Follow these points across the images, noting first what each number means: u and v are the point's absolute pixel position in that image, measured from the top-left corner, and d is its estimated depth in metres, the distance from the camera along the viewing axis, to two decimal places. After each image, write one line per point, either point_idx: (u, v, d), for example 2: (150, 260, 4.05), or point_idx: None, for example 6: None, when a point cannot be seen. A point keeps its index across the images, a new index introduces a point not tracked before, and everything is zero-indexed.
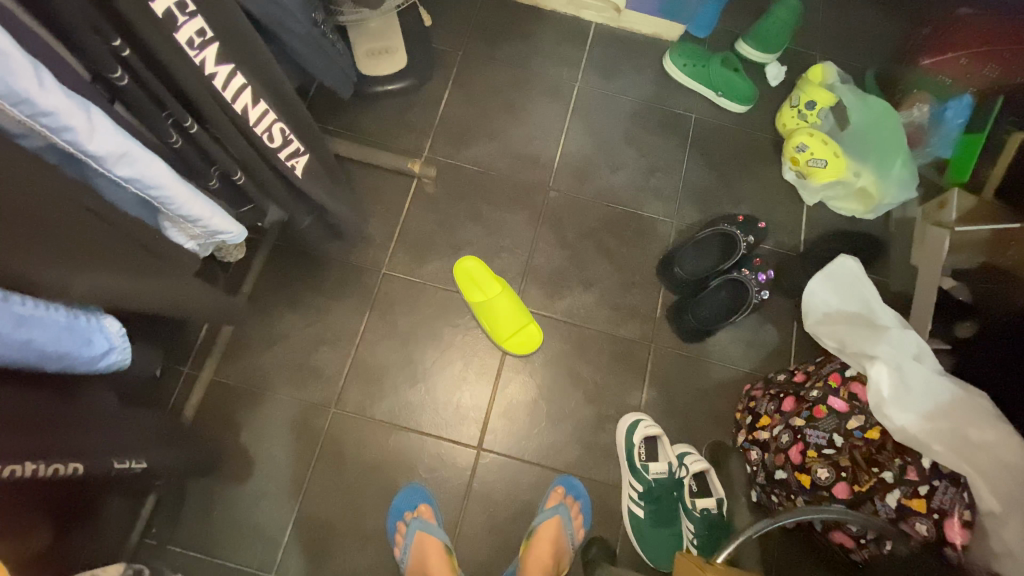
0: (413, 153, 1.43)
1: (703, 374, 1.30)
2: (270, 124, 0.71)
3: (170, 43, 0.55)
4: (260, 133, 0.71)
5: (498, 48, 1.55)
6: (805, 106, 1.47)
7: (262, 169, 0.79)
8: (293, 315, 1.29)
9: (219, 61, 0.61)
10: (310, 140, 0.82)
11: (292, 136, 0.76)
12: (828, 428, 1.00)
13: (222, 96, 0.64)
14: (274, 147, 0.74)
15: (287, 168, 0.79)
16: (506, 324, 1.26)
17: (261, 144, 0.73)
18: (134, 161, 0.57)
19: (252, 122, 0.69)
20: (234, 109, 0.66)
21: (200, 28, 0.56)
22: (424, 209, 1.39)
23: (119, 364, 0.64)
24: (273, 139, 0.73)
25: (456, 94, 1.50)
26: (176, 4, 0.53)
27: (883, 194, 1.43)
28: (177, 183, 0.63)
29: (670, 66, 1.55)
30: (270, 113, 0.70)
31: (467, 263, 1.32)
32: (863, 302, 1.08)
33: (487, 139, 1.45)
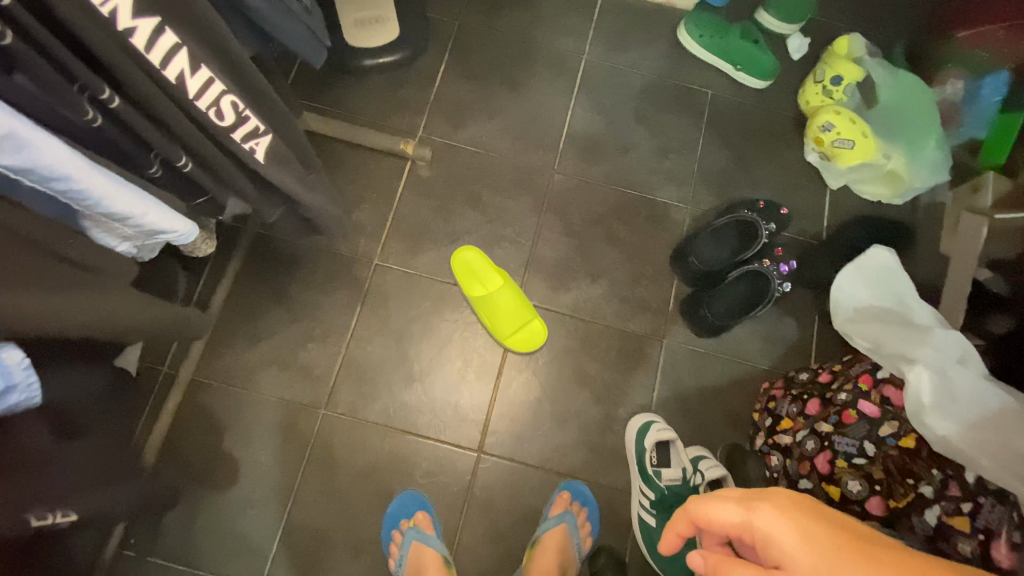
0: (406, 133, 1.32)
1: (719, 372, 1.22)
2: (217, 97, 0.57)
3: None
4: (203, 108, 0.57)
5: (498, 18, 1.43)
6: (831, 82, 1.35)
7: (216, 155, 0.65)
8: (280, 309, 1.20)
9: (136, 11, 0.47)
10: (275, 118, 0.67)
11: (248, 113, 0.62)
12: (857, 435, 0.94)
13: (145, 58, 0.50)
14: (226, 126, 0.61)
15: (245, 152, 0.65)
16: (507, 319, 1.17)
17: (207, 122, 0.59)
18: (23, 145, 0.45)
19: (191, 94, 0.55)
20: (163, 75, 0.53)
21: None
22: (418, 195, 1.28)
23: (27, 403, 0.52)
24: (223, 117, 0.60)
25: (453, 68, 1.38)
26: None
27: (915, 177, 1.32)
28: (92, 175, 0.53)
29: (686, 38, 1.42)
30: (216, 82, 0.56)
31: (464, 252, 1.23)
32: (898, 298, 1.00)
33: (487, 118, 1.34)
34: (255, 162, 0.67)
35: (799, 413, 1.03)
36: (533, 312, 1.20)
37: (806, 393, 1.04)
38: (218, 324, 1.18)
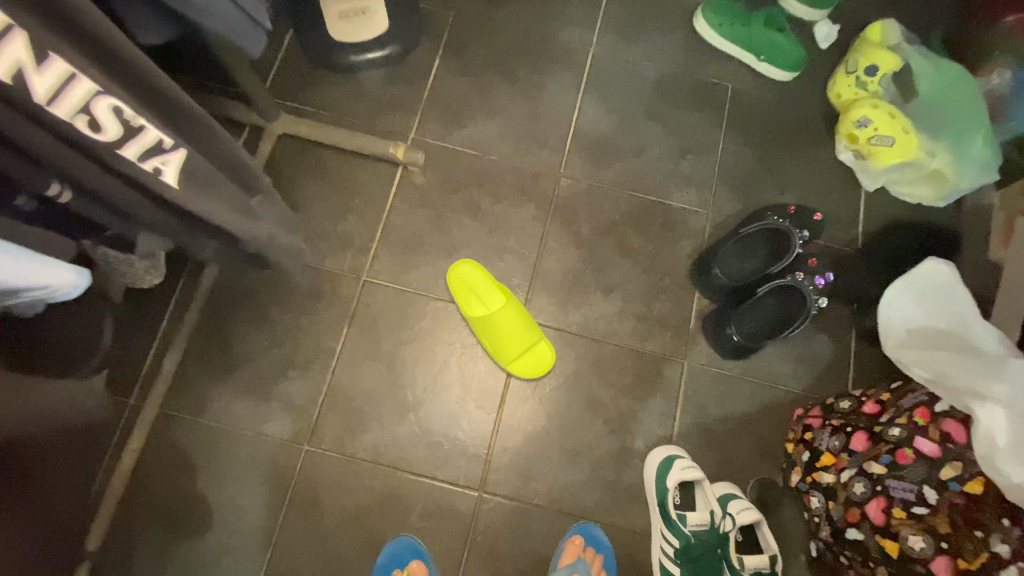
0: (397, 135, 1.20)
1: (747, 397, 1.09)
2: (87, 104, 0.44)
3: None
4: (67, 117, 0.43)
5: (497, 8, 1.30)
6: (864, 73, 1.22)
7: (106, 184, 0.53)
8: (258, 333, 1.09)
9: None
10: (188, 125, 0.54)
11: (140, 120, 0.48)
12: (916, 479, 0.80)
13: None
14: (109, 140, 0.47)
15: (144, 172, 0.51)
16: (509, 343, 1.05)
17: (83, 138, 0.46)
18: None
19: (41, 99, 0.41)
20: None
21: None
22: (411, 204, 1.16)
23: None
24: (103, 128, 0.46)
25: (448, 64, 1.25)
26: None
27: (961, 178, 1.18)
28: None
29: (703, 27, 1.30)
30: (84, 81, 0.43)
31: (461, 266, 1.11)
32: (957, 317, 0.85)
33: (486, 118, 1.22)
34: (164, 187, 0.54)
35: (843, 449, 0.92)
36: (539, 332, 1.07)
37: (849, 425, 0.93)
38: (190, 351, 1.07)
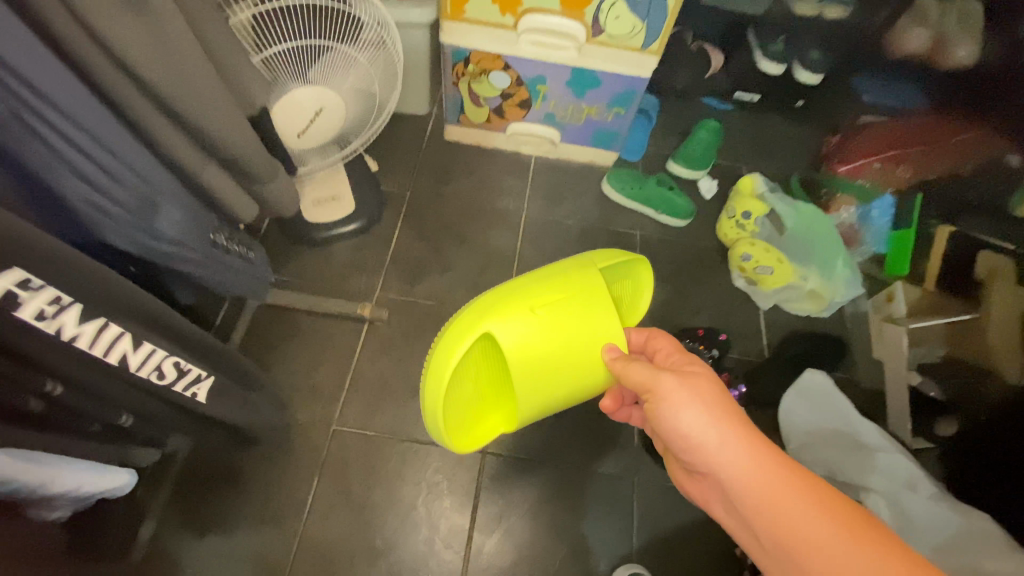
0: (363, 295, 1.39)
1: (691, 506, 1.24)
2: (157, 363, 0.65)
3: (83, 354, 0.56)
4: (144, 374, 0.64)
5: (445, 185, 1.60)
6: (741, 217, 1.50)
7: (161, 406, 0.72)
8: (232, 494, 1.14)
9: (91, 324, 0.55)
10: (216, 360, 0.75)
11: (189, 366, 0.69)
12: None
13: (104, 360, 0.58)
14: (166, 382, 0.67)
15: (186, 397, 0.72)
16: (574, 368, 0.84)
17: (149, 384, 0.66)
18: None
19: (134, 367, 0.62)
20: (107, 362, 0.59)
21: (55, 297, 0.50)
22: (377, 353, 1.32)
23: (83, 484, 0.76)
24: (164, 375, 0.67)
25: (407, 231, 1.50)
26: (55, 315, 0.51)
27: (833, 294, 1.44)
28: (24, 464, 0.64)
29: (610, 191, 1.60)
30: (158, 353, 0.64)
31: (639, 291, 1.02)
32: (840, 416, 1.21)
33: (441, 273, 1.44)
34: (196, 402, 0.75)
35: None
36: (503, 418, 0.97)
37: None
38: (161, 520, 1.10)
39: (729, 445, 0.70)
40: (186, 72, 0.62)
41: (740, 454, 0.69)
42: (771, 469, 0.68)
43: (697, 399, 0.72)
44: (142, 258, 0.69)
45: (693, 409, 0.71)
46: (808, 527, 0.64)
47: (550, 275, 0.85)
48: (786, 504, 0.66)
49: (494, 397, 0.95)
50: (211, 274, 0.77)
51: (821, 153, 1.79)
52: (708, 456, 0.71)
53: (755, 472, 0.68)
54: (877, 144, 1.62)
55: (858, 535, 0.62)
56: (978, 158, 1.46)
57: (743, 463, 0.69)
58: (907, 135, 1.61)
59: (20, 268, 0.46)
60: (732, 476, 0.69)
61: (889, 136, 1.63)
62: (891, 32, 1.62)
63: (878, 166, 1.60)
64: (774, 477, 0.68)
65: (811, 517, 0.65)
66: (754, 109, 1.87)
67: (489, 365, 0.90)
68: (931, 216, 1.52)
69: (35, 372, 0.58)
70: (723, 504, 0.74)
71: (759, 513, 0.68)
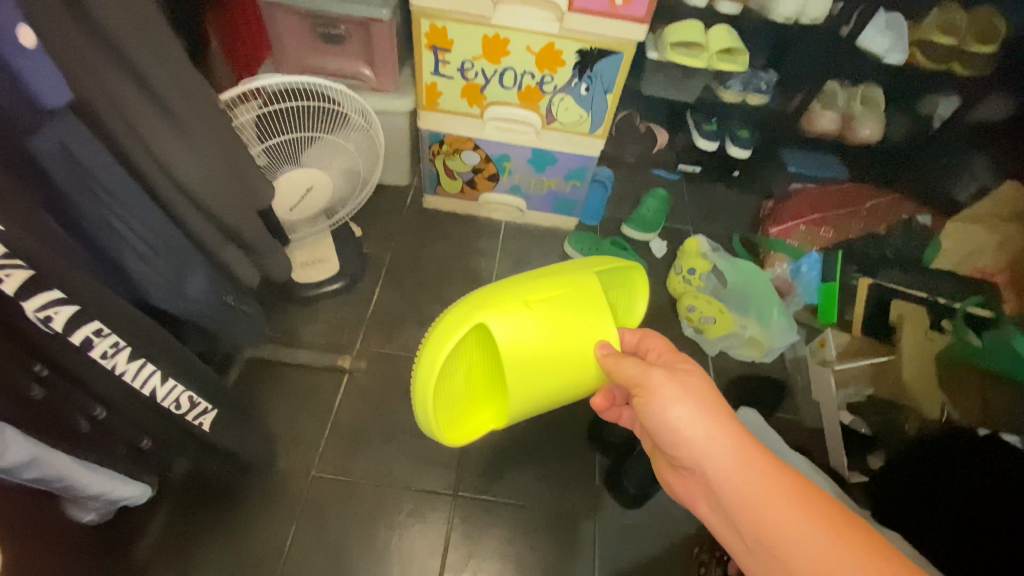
0: (344, 348, 1.52)
1: (650, 541, 1.32)
2: (176, 395, 0.77)
3: (121, 384, 0.70)
4: (166, 403, 0.76)
5: (423, 247, 1.77)
6: (686, 272, 1.69)
7: (173, 435, 0.83)
8: (214, 540, 1.21)
9: (132, 360, 0.68)
10: (220, 396, 0.87)
11: (199, 400, 0.81)
12: None
13: (137, 390, 0.71)
14: (180, 412, 0.79)
15: (193, 425, 0.83)
16: (565, 362, 0.91)
17: (167, 412, 0.78)
18: (39, 464, 0.66)
19: (160, 399, 0.75)
20: (141, 393, 0.72)
21: (115, 341, 0.65)
22: (356, 402, 1.43)
23: (123, 493, 0.84)
24: (180, 406, 0.78)
25: (387, 289, 1.65)
26: (110, 350, 0.65)
27: (771, 341, 1.60)
28: (78, 470, 0.74)
29: (571, 251, 1.79)
30: (179, 387, 0.76)
31: (632, 300, 1.11)
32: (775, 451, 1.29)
33: (417, 326, 1.58)
34: (200, 431, 0.85)
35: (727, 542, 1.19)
36: (495, 412, 1.03)
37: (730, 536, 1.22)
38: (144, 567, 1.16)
39: (717, 440, 0.71)
40: (214, 171, 0.79)
41: (729, 451, 0.70)
42: (757, 466, 0.69)
43: (686, 396, 0.74)
44: (175, 314, 0.83)
45: (683, 405, 0.73)
46: (794, 525, 0.65)
47: (546, 277, 0.95)
48: (772, 501, 0.67)
49: (487, 388, 1.02)
50: (227, 331, 0.91)
51: (758, 215, 2.04)
52: (697, 452, 0.72)
53: (742, 467, 0.69)
54: (805, 207, 1.87)
55: (840, 531, 0.64)
56: (891, 219, 1.84)
57: (731, 459, 0.70)
58: (830, 201, 1.88)
59: (98, 319, 0.62)
60: (719, 471, 0.70)
61: (815, 201, 1.89)
62: (804, 114, 1.87)
63: (803, 228, 1.83)
64: (761, 476, 0.69)
65: (796, 515, 0.66)
66: (698, 178, 2.12)
67: (484, 358, 0.98)
68: (852, 269, 1.71)
69: (87, 399, 0.71)
70: (706, 502, 0.75)
71: (745, 509, 0.68)
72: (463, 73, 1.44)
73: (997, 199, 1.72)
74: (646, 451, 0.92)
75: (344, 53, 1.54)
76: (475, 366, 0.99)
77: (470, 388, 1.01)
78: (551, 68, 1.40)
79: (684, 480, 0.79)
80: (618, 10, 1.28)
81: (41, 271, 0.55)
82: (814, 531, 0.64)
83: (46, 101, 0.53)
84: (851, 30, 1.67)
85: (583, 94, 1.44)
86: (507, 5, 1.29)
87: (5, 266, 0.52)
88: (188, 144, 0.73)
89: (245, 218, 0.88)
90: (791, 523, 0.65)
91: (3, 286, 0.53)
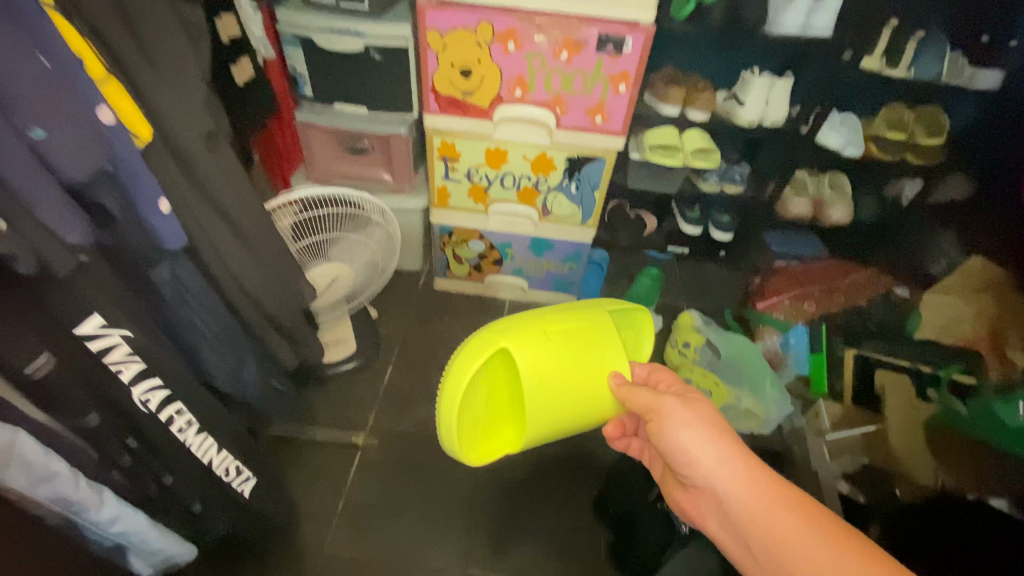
0: (358, 425, 1.61)
1: None
2: (227, 463, 0.90)
3: (187, 454, 0.83)
4: (218, 470, 0.89)
5: (433, 326, 1.91)
6: (681, 346, 1.79)
7: (217, 501, 0.94)
8: None
9: (198, 432, 0.83)
10: (257, 467, 0.98)
11: (243, 468, 0.94)
12: None
13: (197, 457, 0.85)
14: (228, 479, 0.92)
15: (236, 490, 0.95)
16: (580, 388, 0.97)
17: (218, 478, 0.91)
18: (121, 519, 0.79)
19: (215, 467, 0.88)
20: (202, 462, 0.86)
21: (189, 420, 0.80)
22: (369, 477, 1.50)
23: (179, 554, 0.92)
24: (228, 473, 0.92)
25: (398, 366, 1.77)
26: (184, 424, 0.80)
27: (766, 412, 1.64)
28: (151, 530, 0.85)
29: None
30: (231, 458, 0.91)
31: (640, 341, 1.15)
32: None
33: (426, 402, 1.68)
34: (242, 496, 0.97)
35: None
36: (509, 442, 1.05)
37: None
38: None
39: (725, 461, 0.78)
40: (265, 273, 0.96)
41: (738, 472, 0.77)
42: (761, 484, 0.76)
43: (695, 421, 0.81)
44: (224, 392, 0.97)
45: (693, 429, 0.80)
46: (797, 539, 0.72)
47: (564, 313, 1.03)
48: (775, 516, 0.74)
49: (505, 417, 1.06)
50: (263, 409, 1.04)
51: (746, 290, 2.18)
52: (707, 473, 0.78)
53: (749, 485, 0.76)
54: (789, 282, 2.01)
55: (840, 542, 0.71)
56: (870, 293, 1.96)
57: (738, 478, 0.77)
58: (811, 276, 2.03)
59: (179, 400, 0.78)
60: (728, 489, 0.77)
61: (798, 276, 2.04)
62: (779, 201, 2.05)
63: (788, 303, 1.95)
64: (765, 493, 0.76)
65: (798, 530, 0.73)
66: (687, 259, 2.29)
67: (504, 386, 1.03)
68: (838, 340, 1.80)
69: (163, 466, 0.84)
70: (716, 519, 0.81)
71: (754, 523, 0.75)
72: (470, 178, 1.66)
73: (964, 271, 1.75)
74: (659, 477, 0.98)
75: (367, 161, 1.79)
76: (497, 394, 1.04)
77: (489, 414, 1.05)
78: (545, 172, 1.62)
79: (694, 499, 0.84)
80: (598, 126, 1.52)
81: (150, 366, 0.73)
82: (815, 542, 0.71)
83: (165, 245, 0.73)
84: (811, 129, 1.85)
85: (575, 193, 1.65)
86: (505, 124, 1.52)
87: (124, 361, 0.70)
88: (248, 258, 0.91)
89: (285, 311, 1.04)
90: (794, 535, 0.72)
91: (122, 376, 0.70)
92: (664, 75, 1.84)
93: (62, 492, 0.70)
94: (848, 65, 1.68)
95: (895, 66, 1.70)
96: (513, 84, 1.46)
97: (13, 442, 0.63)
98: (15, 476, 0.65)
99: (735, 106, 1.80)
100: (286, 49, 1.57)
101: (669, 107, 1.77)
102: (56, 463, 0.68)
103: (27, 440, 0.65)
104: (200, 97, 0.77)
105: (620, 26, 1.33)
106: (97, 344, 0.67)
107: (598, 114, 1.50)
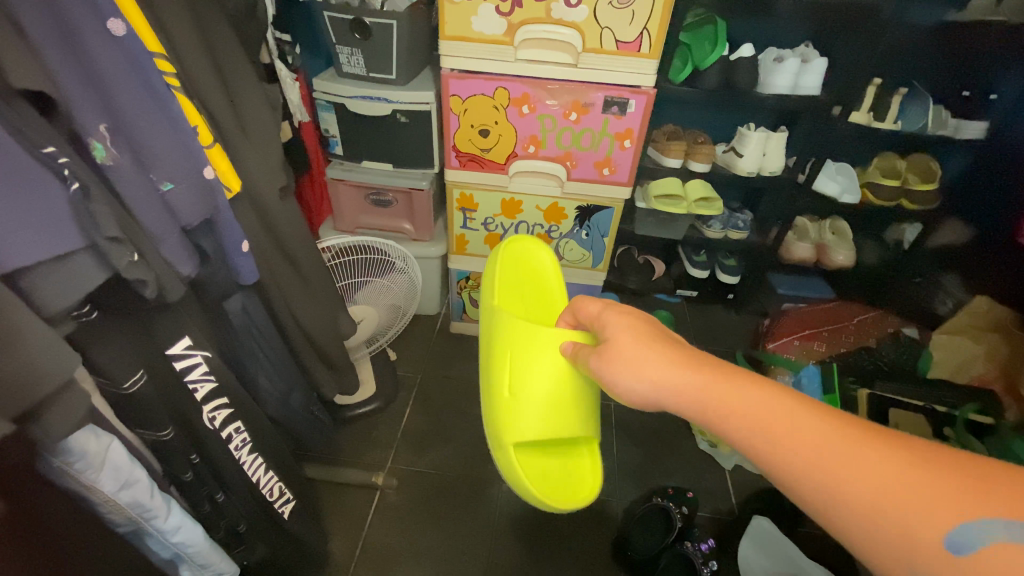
0: (378, 467, 1.63)
1: None
2: (272, 483, 1.00)
3: (240, 470, 0.92)
4: (264, 490, 0.98)
5: (450, 367, 1.97)
6: None
7: (260, 522, 1.01)
8: None
9: (251, 450, 0.93)
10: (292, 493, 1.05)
11: (285, 489, 1.03)
12: None
13: (248, 474, 0.94)
14: (271, 499, 1.00)
15: (277, 511, 1.03)
16: (573, 378, 0.88)
17: (262, 497, 0.99)
18: (184, 530, 0.81)
19: (261, 487, 0.97)
20: (251, 479, 0.95)
21: (242, 436, 0.90)
22: (388, 518, 1.51)
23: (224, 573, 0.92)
24: (272, 493, 1.00)
25: (416, 409, 1.81)
26: (239, 441, 0.90)
27: None
28: (207, 544, 0.86)
29: None
30: (275, 479, 1.00)
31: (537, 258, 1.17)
32: (790, 558, 1.39)
33: (443, 444, 1.71)
34: (280, 517, 1.05)
35: None
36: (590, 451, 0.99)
37: None
38: None
39: (659, 371, 0.63)
40: (308, 311, 1.07)
41: (677, 373, 0.62)
42: (711, 380, 0.60)
43: (617, 348, 0.67)
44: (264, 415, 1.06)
45: (619, 353, 0.66)
46: (762, 424, 0.55)
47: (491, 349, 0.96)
48: (727, 405, 0.57)
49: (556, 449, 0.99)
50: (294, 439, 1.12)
51: (756, 333, 2.23)
52: (648, 391, 0.63)
53: (695, 386, 0.60)
54: (796, 325, 2.07)
55: (823, 424, 0.52)
56: (878, 334, 2.00)
57: (679, 386, 0.61)
58: (817, 319, 2.08)
59: (239, 419, 0.88)
60: (675, 404, 0.61)
61: (805, 318, 2.09)
62: (782, 245, 2.14)
63: (797, 343, 2.01)
64: (711, 383, 0.60)
65: (759, 413, 0.55)
66: (696, 306, 2.38)
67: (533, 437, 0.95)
68: (848, 379, 1.81)
69: (217, 484, 0.91)
70: None
71: (711, 425, 0.59)
72: (486, 226, 1.78)
73: (968, 312, 1.80)
74: None
75: (390, 213, 1.92)
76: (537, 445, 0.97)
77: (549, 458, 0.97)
78: (557, 220, 1.73)
79: None
80: (606, 177, 1.64)
81: (216, 385, 0.83)
82: (797, 432, 0.52)
83: (240, 279, 0.86)
84: (807, 177, 1.96)
85: (585, 238, 1.76)
86: (520, 177, 1.66)
87: (201, 379, 0.81)
88: (298, 300, 1.03)
89: (330, 345, 1.15)
90: (770, 428, 0.54)
91: (197, 394, 0.81)
92: (665, 131, 2.00)
93: (139, 499, 0.73)
94: (838, 119, 1.79)
95: (883, 119, 1.82)
96: (527, 141, 1.59)
97: (109, 449, 0.68)
98: (105, 482, 0.68)
99: (734, 157, 1.91)
100: (320, 114, 1.73)
101: (670, 159, 1.91)
102: (137, 472, 0.72)
103: (118, 448, 0.69)
104: (276, 161, 0.92)
105: (624, 90, 1.47)
106: (181, 362, 0.78)
107: (605, 167, 1.62)
